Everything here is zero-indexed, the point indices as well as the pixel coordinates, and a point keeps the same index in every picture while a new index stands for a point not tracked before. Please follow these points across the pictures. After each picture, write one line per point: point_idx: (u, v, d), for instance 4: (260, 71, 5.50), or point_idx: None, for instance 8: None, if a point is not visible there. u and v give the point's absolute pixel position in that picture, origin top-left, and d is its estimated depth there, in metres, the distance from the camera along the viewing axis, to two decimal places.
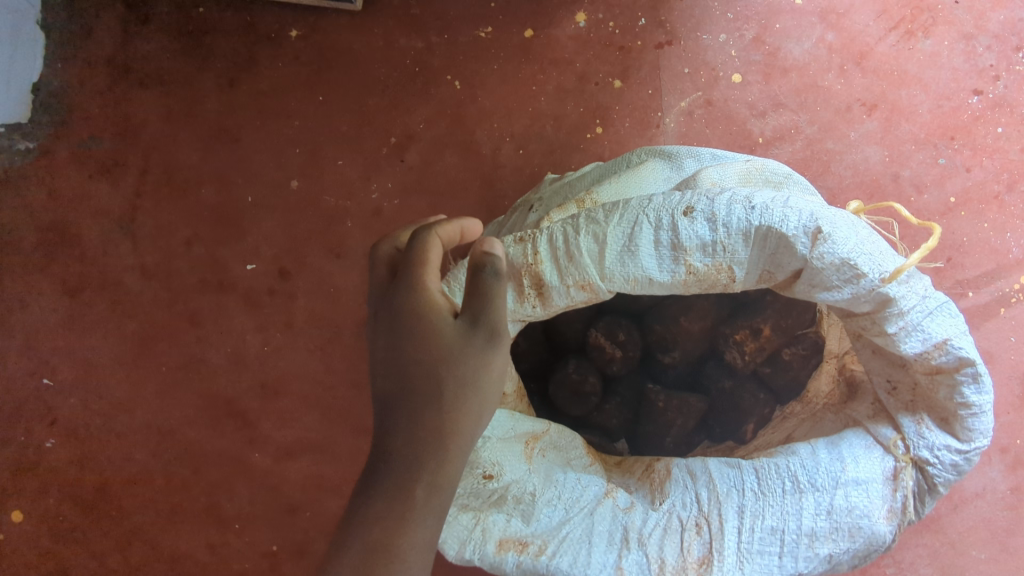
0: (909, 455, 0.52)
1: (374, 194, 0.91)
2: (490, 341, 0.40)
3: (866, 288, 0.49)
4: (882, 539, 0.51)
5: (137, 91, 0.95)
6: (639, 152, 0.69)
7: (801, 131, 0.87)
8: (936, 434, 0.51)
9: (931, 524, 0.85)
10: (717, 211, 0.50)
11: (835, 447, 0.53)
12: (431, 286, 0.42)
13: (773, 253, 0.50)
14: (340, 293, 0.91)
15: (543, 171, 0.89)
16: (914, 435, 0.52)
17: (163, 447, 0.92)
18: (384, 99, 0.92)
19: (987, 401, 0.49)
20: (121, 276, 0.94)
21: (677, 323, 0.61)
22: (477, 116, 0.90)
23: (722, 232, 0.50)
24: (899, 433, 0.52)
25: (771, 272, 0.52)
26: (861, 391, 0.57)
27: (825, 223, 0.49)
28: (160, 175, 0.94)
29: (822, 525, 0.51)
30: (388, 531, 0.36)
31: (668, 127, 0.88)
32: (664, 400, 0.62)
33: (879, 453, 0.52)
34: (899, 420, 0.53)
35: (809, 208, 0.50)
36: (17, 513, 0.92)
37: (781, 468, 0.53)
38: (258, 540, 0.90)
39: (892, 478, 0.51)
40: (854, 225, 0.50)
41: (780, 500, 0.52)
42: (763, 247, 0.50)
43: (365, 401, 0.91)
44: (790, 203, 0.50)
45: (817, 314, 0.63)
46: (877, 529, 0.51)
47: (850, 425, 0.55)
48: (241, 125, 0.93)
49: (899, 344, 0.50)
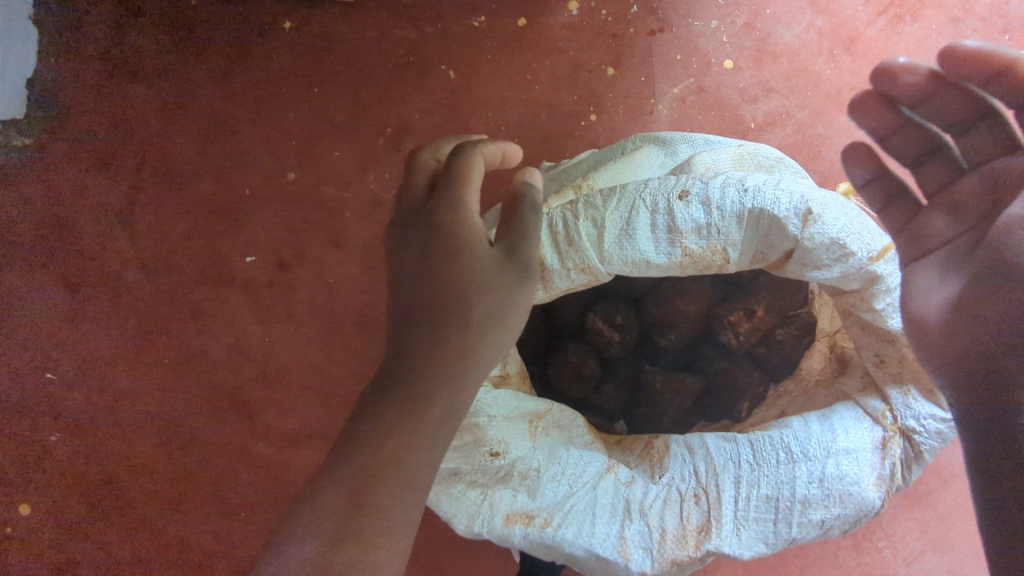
0: (897, 424, 0.54)
1: (371, 184, 0.92)
2: (521, 276, 0.49)
3: (854, 266, 0.51)
4: (871, 505, 0.53)
5: (132, 85, 0.95)
6: (634, 138, 0.70)
7: (792, 116, 0.89)
8: (922, 404, 0.53)
9: (921, 499, 0.88)
10: (712, 194, 0.52)
11: (827, 419, 0.55)
12: (474, 209, 0.48)
13: (766, 234, 0.52)
14: (339, 282, 0.92)
15: (538, 159, 0.90)
16: (902, 405, 0.54)
17: (168, 437, 0.93)
18: (379, 89, 0.92)
19: None
20: (121, 269, 0.94)
21: (672, 306, 0.63)
22: (472, 106, 0.91)
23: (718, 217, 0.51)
24: (887, 404, 0.55)
25: (765, 252, 0.54)
26: (851, 366, 0.59)
27: (815, 205, 0.51)
28: (157, 169, 0.95)
29: (815, 492, 0.53)
30: (402, 436, 0.43)
31: (661, 113, 0.89)
32: (661, 381, 0.64)
33: (868, 424, 0.54)
34: (888, 393, 0.55)
35: (800, 190, 0.51)
36: (23, 506, 0.93)
37: (774, 438, 0.55)
38: (263, 529, 0.91)
39: (881, 447, 0.54)
40: (844, 206, 0.52)
41: (775, 470, 0.54)
42: (756, 229, 0.52)
43: (366, 389, 0.91)
44: (782, 185, 0.52)
45: (808, 295, 0.65)
46: (867, 495, 0.53)
47: (841, 399, 0.58)
48: (237, 117, 0.94)
49: (887, 320, 0.54)
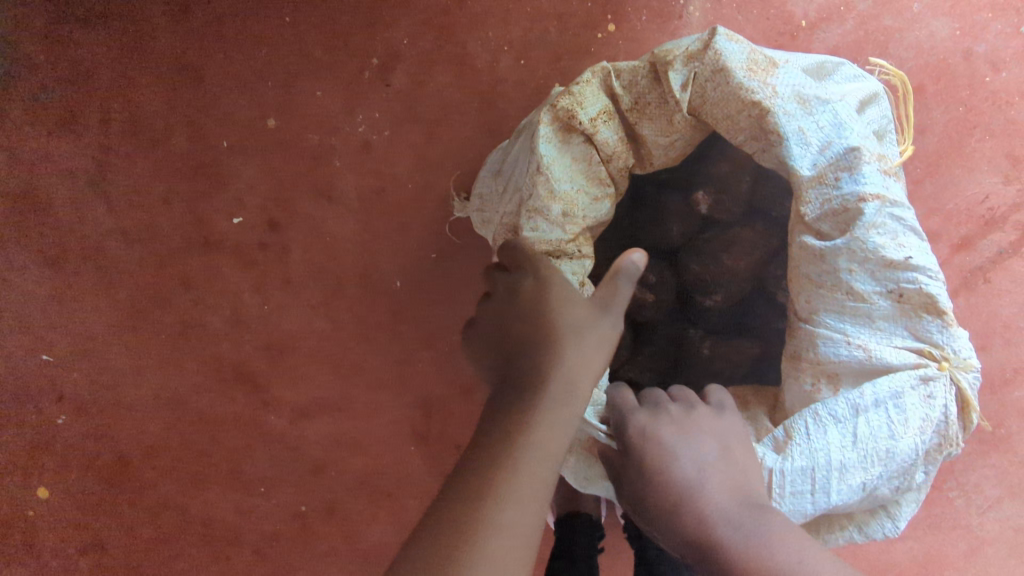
0: (896, 274, 0.47)
1: (360, 126, 0.81)
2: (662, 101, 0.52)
3: (777, 155, 0.51)
4: (896, 271, 0.47)
5: (83, 29, 0.83)
6: (722, 34, 0.50)
7: (853, 7, 0.74)
8: (903, 266, 0.47)
9: (999, 445, 0.78)
10: (728, 47, 0.50)
11: (912, 328, 0.48)
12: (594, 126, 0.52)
13: (722, 98, 0.51)
14: (336, 241, 0.83)
15: (550, 83, 0.78)
16: (879, 269, 0.48)
17: (178, 416, 0.88)
18: (359, 12, 0.80)
19: (917, 270, 0.47)
20: (101, 240, 0.86)
21: (719, 262, 0.56)
22: (468, 23, 0.78)
23: (760, 87, 0.49)
24: (891, 268, 0.47)
25: (716, 120, 0.53)
26: (875, 325, 0.49)
27: (762, 52, 0.51)
28: (124, 125, 0.84)
29: (844, 299, 0.49)
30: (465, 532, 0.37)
31: (693, 17, 0.75)
32: (710, 348, 0.59)
33: (884, 267, 0.48)
34: (890, 277, 0.48)
35: (776, 64, 0.51)
36: (44, 489, 0.89)
37: (793, 272, 0.52)
38: (284, 504, 0.88)
39: (896, 270, 0.47)
40: (790, 98, 0.50)
41: (839, 298, 0.49)
42: (719, 91, 0.50)
43: (378, 353, 0.85)
44: (773, 67, 0.50)
45: (820, 282, 0.50)
46: (860, 283, 0.48)
47: (886, 321, 0.49)
48: (204, 60, 0.82)
49: (871, 273, 0.48)
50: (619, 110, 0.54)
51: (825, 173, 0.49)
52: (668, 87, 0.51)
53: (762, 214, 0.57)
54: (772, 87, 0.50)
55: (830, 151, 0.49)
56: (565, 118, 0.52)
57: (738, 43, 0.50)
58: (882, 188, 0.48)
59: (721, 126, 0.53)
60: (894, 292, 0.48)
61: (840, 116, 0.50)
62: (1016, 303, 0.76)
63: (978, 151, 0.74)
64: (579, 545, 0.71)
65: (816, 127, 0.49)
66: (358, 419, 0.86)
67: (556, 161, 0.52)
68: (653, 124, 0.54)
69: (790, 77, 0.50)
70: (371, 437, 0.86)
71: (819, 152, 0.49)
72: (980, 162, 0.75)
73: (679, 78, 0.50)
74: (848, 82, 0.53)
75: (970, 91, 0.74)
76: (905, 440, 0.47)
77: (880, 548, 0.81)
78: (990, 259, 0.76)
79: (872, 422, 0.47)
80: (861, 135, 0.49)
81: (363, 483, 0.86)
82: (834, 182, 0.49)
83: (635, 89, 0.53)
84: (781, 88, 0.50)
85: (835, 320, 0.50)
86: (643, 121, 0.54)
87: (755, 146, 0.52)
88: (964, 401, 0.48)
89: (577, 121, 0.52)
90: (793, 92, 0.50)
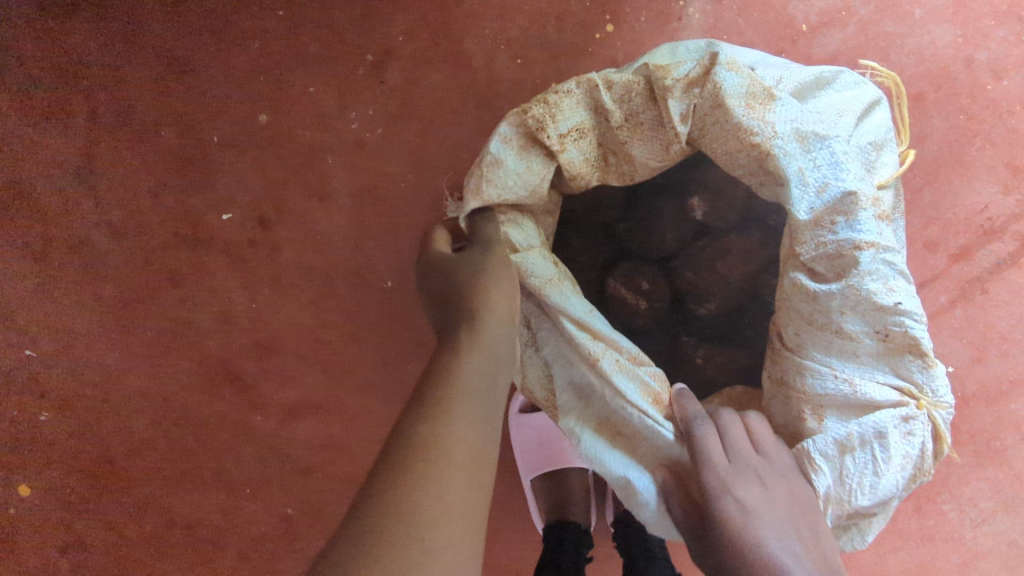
0: (884, 318, 0.47)
1: (353, 123, 0.79)
2: (654, 122, 0.52)
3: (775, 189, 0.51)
4: (883, 315, 0.47)
5: (73, 20, 0.81)
6: (723, 66, 0.49)
7: (854, 12, 0.73)
8: (894, 312, 0.47)
9: (995, 458, 0.77)
10: (727, 81, 0.49)
11: (893, 366, 0.48)
12: (559, 134, 0.52)
13: (724, 133, 0.50)
14: (327, 240, 0.82)
15: (546, 83, 0.77)
16: (869, 314, 0.47)
17: (163, 415, 0.86)
18: (354, 7, 0.78)
19: (906, 317, 0.47)
20: (87, 234, 0.84)
21: (712, 270, 0.55)
22: (464, 20, 0.77)
23: (759, 127, 0.49)
24: (880, 311, 0.47)
25: (715, 151, 0.52)
26: (861, 361, 0.48)
27: (763, 86, 0.49)
28: (112, 118, 0.83)
29: (833, 337, 0.49)
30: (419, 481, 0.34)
31: (692, 19, 0.74)
32: (703, 357, 0.58)
33: (873, 310, 0.47)
34: (879, 320, 0.47)
35: (776, 98, 0.49)
36: (25, 487, 0.87)
37: (784, 306, 0.52)
38: (270, 506, 0.86)
39: (885, 314, 0.47)
40: (787, 135, 0.49)
41: (829, 338, 0.49)
42: (720, 125, 0.50)
43: (368, 354, 0.83)
44: (773, 101, 0.49)
45: (811, 319, 0.49)
46: (848, 325, 0.48)
47: (869, 356, 0.48)
48: (195, 53, 0.81)
49: (861, 315, 0.47)
50: (607, 124, 0.53)
51: (823, 220, 0.48)
52: (667, 114, 0.51)
53: (759, 220, 0.56)
54: (771, 123, 0.49)
55: (827, 195, 0.48)
56: (532, 121, 0.52)
57: (737, 77, 0.49)
58: (878, 233, 0.48)
59: (718, 152, 0.52)
60: (880, 333, 0.47)
61: (839, 154, 0.49)
62: (1014, 314, 0.75)
63: (978, 160, 0.74)
64: (568, 541, 0.70)
65: (814, 167, 0.49)
66: (346, 421, 0.84)
67: (504, 163, 0.52)
68: (642, 142, 0.54)
69: (788, 111, 0.49)
70: (359, 440, 0.85)
71: (817, 196, 0.48)
72: (980, 171, 0.74)
73: (678, 108, 0.50)
74: (851, 101, 0.52)
75: (971, 99, 0.73)
76: (888, 477, 0.47)
77: (872, 560, 0.80)
78: (988, 270, 0.75)
79: (860, 463, 0.47)
80: (858, 176, 0.48)
81: (350, 486, 0.85)
82: (831, 226, 0.48)
83: (628, 105, 0.52)
84: (780, 126, 0.49)
85: (823, 356, 0.49)
86: (633, 140, 0.54)
87: (753, 177, 0.52)
88: (938, 436, 0.49)
89: (546, 134, 0.52)
90: (791, 130, 0.49)
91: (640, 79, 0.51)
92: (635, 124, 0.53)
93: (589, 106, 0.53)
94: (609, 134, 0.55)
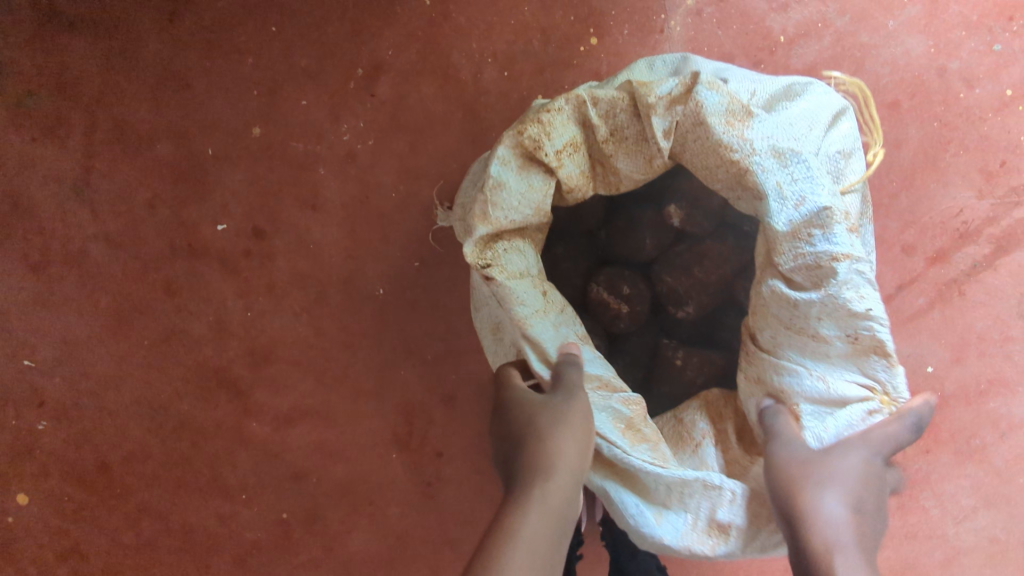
0: (858, 326, 0.49)
1: (345, 135, 0.81)
2: (640, 136, 0.54)
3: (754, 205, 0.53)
4: (857, 324, 0.49)
5: (69, 36, 0.83)
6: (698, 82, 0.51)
7: (830, 24, 0.75)
8: (868, 321, 0.49)
9: (975, 455, 0.79)
10: (705, 101, 0.51)
11: (865, 367, 0.51)
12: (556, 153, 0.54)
13: (703, 151, 0.53)
14: (320, 250, 0.83)
15: (533, 95, 0.79)
16: (843, 322, 0.50)
17: (160, 422, 0.88)
18: (345, 23, 0.80)
19: (879, 326, 0.49)
20: (85, 246, 0.86)
21: (690, 273, 0.58)
22: (453, 34, 0.79)
23: (738, 144, 0.51)
24: (855, 321, 0.49)
25: (697, 167, 0.55)
26: (834, 361, 0.52)
27: (741, 103, 0.51)
28: (109, 132, 0.84)
29: (806, 339, 0.53)
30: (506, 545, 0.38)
31: (674, 31, 0.76)
32: (682, 358, 0.60)
33: (848, 319, 0.50)
34: (853, 328, 0.50)
35: (753, 115, 0.51)
36: (23, 496, 0.89)
37: (763, 309, 0.56)
38: (266, 511, 0.87)
39: (859, 323, 0.49)
40: (764, 153, 0.51)
41: (803, 339, 0.53)
42: (699, 144, 0.53)
43: (361, 361, 0.85)
44: (750, 118, 0.51)
45: (787, 321, 0.54)
46: (822, 330, 0.52)
47: (842, 357, 0.52)
48: (190, 68, 0.83)
49: (835, 322, 0.51)
50: (594, 139, 0.55)
51: (802, 235, 0.51)
52: (652, 130, 0.53)
53: (731, 228, 0.60)
54: (749, 142, 0.51)
55: (804, 208, 0.50)
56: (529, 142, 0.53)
57: (717, 95, 0.50)
58: (853, 242, 0.50)
59: (698, 168, 0.55)
60: (853, 338, 0.50)
61: (815, 171, 0.50)
62: (990, 315, 0.77)
63: (952, 166, 0.76)
64: None
65: (792, 181, 0.50)
66: (340, 426, 0.86)
67: (507, 185, 0.53)
68: (629, 153, 0.56)
69: (765, 127, 0.51)
70: (354, 445, 0.86)
71: (795, 209, 0.50)
72: (954, 176, 0.76)
73: (661, 125, 0.52)
74: (821, 106, 0.54)
75: (945, 107, 0.75)
76: None
77: None
78: (964, 272, 0.77)
79: None
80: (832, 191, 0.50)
81: (345, 490, 0.86)
82: (808, 238, 0.50)
83: (612, 120, 0.54)
84: (757, 143, 0.51)
85: (797, 356, 0.54)
86: (619, 153, 0.56)
87: (730, 189, 0.55)
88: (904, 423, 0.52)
89: (543, 152, 0.53)
90: (768, 146, 0.50)
91: (628, 96, 0.52)
92: (619, 139, 0.55)
93: (579, 122, 0.54)
94: (596, 146, 0.56)
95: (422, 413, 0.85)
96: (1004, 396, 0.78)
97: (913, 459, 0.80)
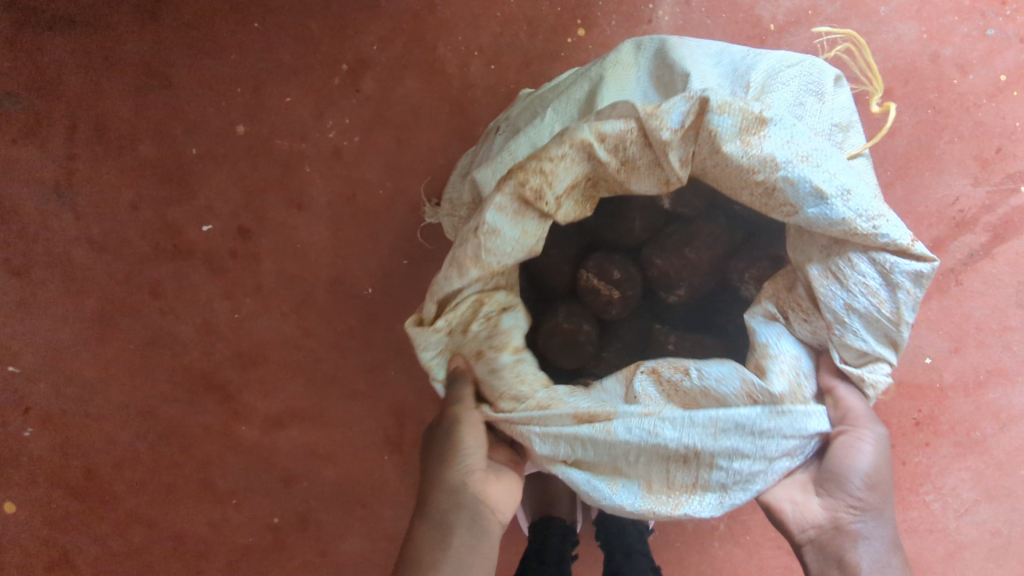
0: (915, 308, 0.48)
1: (330, 132, 0.80)
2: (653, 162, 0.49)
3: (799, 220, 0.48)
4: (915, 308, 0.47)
5: (48, 36, 0.82)
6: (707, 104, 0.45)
7: (820, 11, 0.74)
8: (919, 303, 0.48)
9: (976, 447, 0.78)
10: (720, 121, 0.45)
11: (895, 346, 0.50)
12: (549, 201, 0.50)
13: (734, 171, 0.47)
14: (306, 249, 0.82)
15: (520, 88, 0.77)
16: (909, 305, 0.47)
17: (147, 428, 0.86)
18: (329, 17, 0.79)
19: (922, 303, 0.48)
20: (68, 249, 0.84)
21: (681, 255, 0.56)
22: (438, 27, 0.78)
23: (760, 165, 0.45)
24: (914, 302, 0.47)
25: (727, 185, 0.49)
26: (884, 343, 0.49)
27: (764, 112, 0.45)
28: (91, 132, 0.83)
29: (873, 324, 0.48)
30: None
31: (662, 21, 0.75)
32: (675, 343, 0.58)
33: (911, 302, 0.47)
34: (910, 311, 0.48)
35: (778, 120, 0.46)
36: (10, 504, 0.87)
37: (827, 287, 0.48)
38: (256, 515, 0.86)
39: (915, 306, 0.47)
40: (800, 162, 0.45)
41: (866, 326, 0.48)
42: (728, 162, 0.47)
43: (351, 362, 0.83)
44: (776, 126, 0.45)
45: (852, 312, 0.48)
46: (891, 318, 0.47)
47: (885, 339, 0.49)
48: (172, 66, 0.81)
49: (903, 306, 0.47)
50: (603, 170, 0.50)
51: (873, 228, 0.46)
52: (669, 163, 0.48)
53: (722, 209, 0.58)
54: (780, 158, 0.45)
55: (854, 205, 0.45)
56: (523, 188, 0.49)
57: (729, 115, 0.45)
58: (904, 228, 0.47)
59: (727, 183, 0.49)
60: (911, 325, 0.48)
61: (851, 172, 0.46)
62: (989, 304, 0.76)
63: (947, 153, 0.75)
64: (552, 535, 0.71)
65: (836, 177, 0.46)
66: (330, 428, 0.84)
67: (500, 233, 0.49)
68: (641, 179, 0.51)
69: (786, 132, 0.45)
70: (344, 447, 0.85)
71: (845, 203, 0.45)
72: (949, 164, 0.75)
73: (679, 157, 0.47)
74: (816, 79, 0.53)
75: (938, 93, 0.74)
76: None
77: None
78: (961, 261, 0.76)
79: None
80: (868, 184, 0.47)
81: (336, 493, 0.85)
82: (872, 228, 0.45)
83: (622, 152, 0.48)
84: (784, 155, 0.45)
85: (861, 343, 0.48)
86: (632, 180, 0.50)
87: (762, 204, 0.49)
88: None
89: (544, 200, 0.49)
90: (800, 161, 0.45)
91: (635, 125, 0.47)
92: (627, 166, 0.49)
93: (585, 153, 0.48)
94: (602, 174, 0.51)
95: (413, 413, 0.83)
96: (1003, 387, 0.77)
97: (913, 452, 0.78)
